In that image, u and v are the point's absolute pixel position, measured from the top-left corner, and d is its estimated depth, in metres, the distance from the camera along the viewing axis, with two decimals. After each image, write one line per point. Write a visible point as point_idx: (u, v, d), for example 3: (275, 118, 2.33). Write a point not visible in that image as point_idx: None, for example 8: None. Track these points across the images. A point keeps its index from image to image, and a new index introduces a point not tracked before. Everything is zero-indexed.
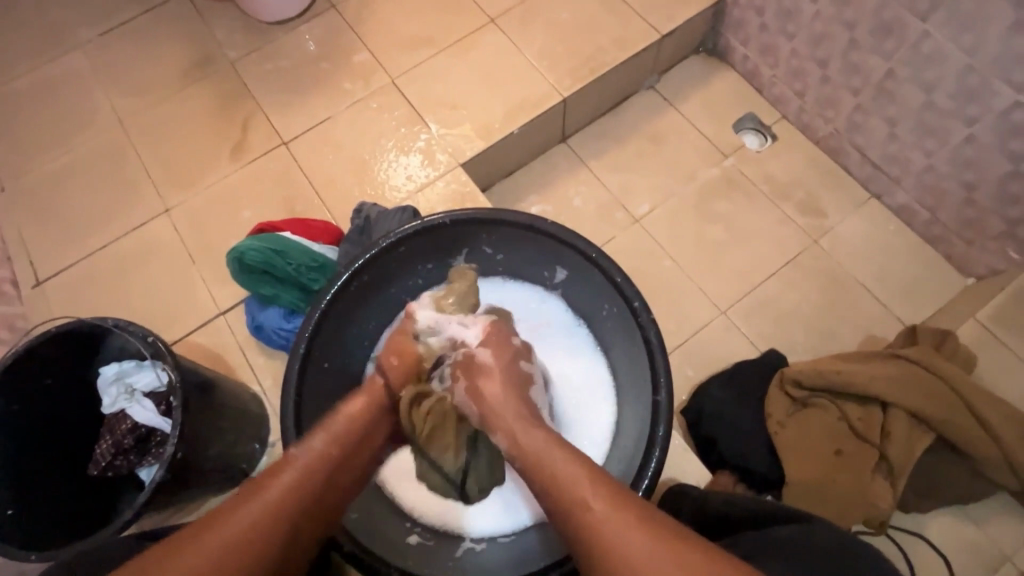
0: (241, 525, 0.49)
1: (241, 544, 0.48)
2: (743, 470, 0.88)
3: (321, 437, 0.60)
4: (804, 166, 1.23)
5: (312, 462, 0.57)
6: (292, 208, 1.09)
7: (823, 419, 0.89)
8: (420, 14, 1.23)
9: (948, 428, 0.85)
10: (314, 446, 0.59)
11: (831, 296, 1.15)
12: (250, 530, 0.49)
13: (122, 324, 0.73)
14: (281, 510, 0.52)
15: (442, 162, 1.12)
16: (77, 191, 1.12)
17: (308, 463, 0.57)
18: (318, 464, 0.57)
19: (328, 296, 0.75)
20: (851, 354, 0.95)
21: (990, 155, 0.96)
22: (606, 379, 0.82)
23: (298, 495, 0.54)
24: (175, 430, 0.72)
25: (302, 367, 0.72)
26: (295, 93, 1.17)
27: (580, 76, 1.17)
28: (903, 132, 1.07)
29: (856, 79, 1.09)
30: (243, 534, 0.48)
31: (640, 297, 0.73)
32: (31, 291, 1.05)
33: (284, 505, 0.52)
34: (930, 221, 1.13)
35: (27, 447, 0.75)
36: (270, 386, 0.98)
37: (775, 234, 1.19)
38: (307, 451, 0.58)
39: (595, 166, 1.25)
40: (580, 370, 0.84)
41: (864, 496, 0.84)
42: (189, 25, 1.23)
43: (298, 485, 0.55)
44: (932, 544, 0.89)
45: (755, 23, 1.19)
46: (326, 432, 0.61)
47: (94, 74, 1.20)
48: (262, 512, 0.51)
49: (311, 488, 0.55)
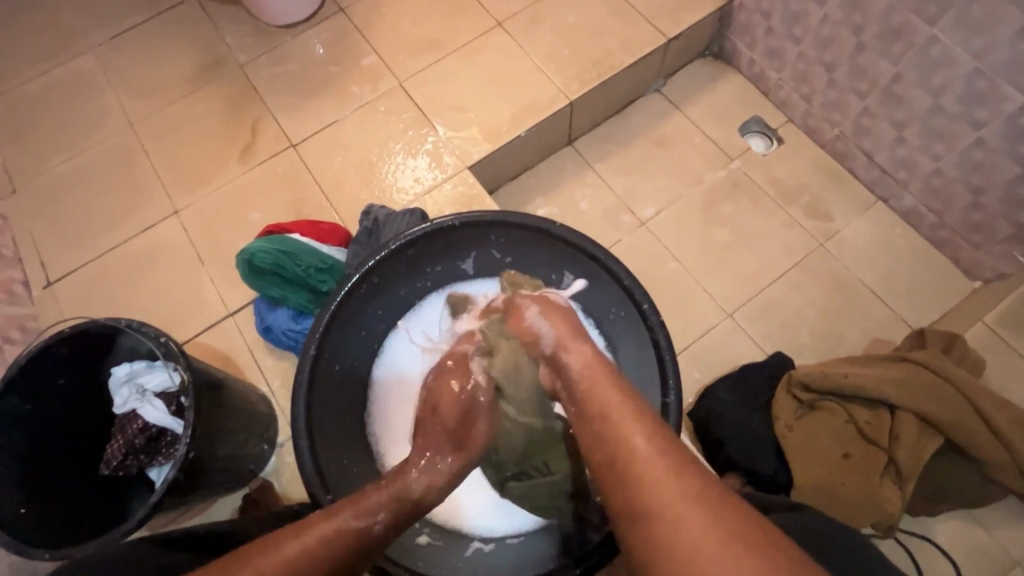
0: (315, 548, 0.49)
1: (311, 568, 0.48)
2: (751, 472, 0.88)
3: (413, 471, 0.59)
4: (810, 169, 1.24)
5: (395, 500, 0.56)
6: (300, 210, 1.10)
7: (831, 422, 0.89)
8: (427, 17, 1.23)
9: (956, 431, 0.85)
10: (404, 478, 0.58)
11: (837, 299, 1.15)
12: (320, 554, 0.49)
13: (135, 324, 0.73)
14: (352, 544, 0.51)
15: (450, 165, 1.12)
16: (87, 193, 1.12)
17: (390, 498, 0.56)
18: (399, 503, 0.56)
19: (339, 297, 0.75)
20: (858, 357, 0.95)
21: (998, 159, 0.96)
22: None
23: (368, 529, 0.53)
24: (187, 430, 0.72)
25: (313, 367, 0.72)
26: (304, 96, 1.18)
27: (587, 80, 1.18)
28: (910, 135, 1.07)
29: (863, 83, 1.09)
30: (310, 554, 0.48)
31: (650, 299, 0.74)
32: (41, 291, 1.06)
33: (355, 537, 0.52)
34: (936, 224, 1.13)
35: (39, 446, 0.75)
36: (278, 387, 0.99)
37: (781, 236, 1.19)
38: (397, 484, 0.57)
39: (601, 169, 1.25)
40: None
41: (873, 500, 0.84)
42: (199, 29, 1.24)
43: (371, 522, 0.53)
44: (940, 547, 0.89)
45: (761, 27, 1.20)
46: (417, 470, 0.60)
47: (104, 76, 1.21)
48: (334, 537, 0.50)
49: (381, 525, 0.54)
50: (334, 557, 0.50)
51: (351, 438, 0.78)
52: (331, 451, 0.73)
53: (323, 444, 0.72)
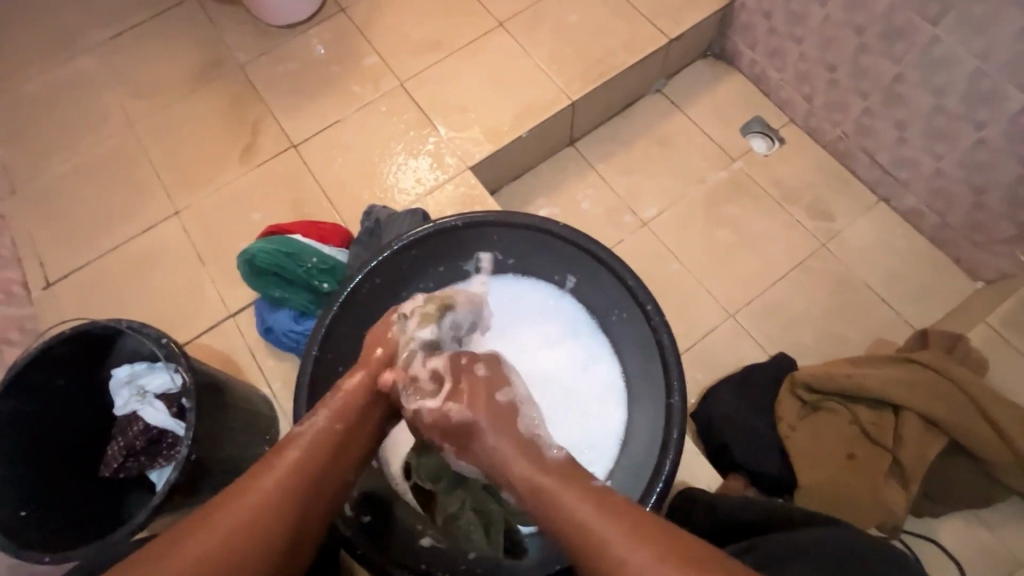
0: (247, 510, 0.50)
1: (244, 531, 0.49)
2: (756, 474, 0.88)
3: (322, 414, 0.60)
4: (812, 169, 1.23)
5: (312, 442, 0.57)
6: (301, 211, 1.10)
7: (834, 423, 0.89)
8: (428, 17, 1.23)
9: (961, 432, 0.84)
10: (316, 422, 0.58)
11: (840, 300, 1.15)
12: (255, 514, 0.50)
13: (135, 325, 0.73)
14: (286, 490, 0.53)
15: (451, 165, 1.12)
16: (86, 193, 1.12)
17: (305, 441, 0.57)
18: (320, 444, 0.57)
19: (341, 298, 0.75)
20: (861, 358, 0.95)
21: (1000, 159, 0.96)
22: (618, 384, 0.81)
23: (301, 471, 0.54)
24: (189, 432, 0.72)
25: (315, 367, 0.72)
26: (305, 96, 1.17)
27: (588, 80, 1.18)
28: (912, 136, 1.07)
29: (865, 83, 1.09)
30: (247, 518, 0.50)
31: (653, 299, 0.73)
32: (41, 293, 1.05)
33: (291, 484, 0.53)
34: (939, 224, 1.13)
35: (39, 448, 0.75)
36: (279, 389, 0.98)
37: (783, 237, 1.19)
38: (308, 429, 0.58)
39: (603, 169, 1.25)
40: (597, 376, 0.83)
41: (878, 501, 0.83)
42: (199, 28, 1.23)
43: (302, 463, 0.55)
44: (944, 548, 0.89)
45: (762, 27, 1.20)
46: (329, 410, 0.60)
47: (104, 76, 1.20)
48: (263, 494, 0.52)
49: (315, 464, 0.55)
50: (276, 510, 0.51)
51: None
52: None
53: None
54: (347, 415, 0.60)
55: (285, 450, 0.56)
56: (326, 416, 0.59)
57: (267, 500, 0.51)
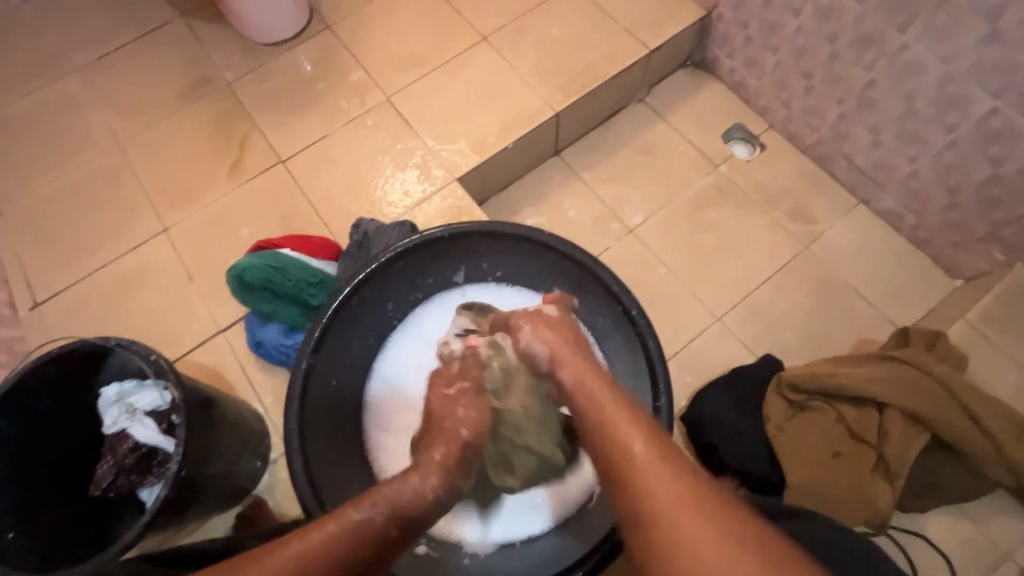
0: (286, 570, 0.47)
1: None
2: (745, 474, 0.89)
3: (383, 509, 0.55)
4: (793, 174, 1.26)
5: (361, 533, 0.52)
6: (290, 225, 1.10)
7: (820, 422, 0.91)
8: (413, 33, 1.25)
9: (943, 428, 0.86)
10: (377, 517, 0.54)
11: (824, 300, 1.17)
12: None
13: (124, 343, 0.73)
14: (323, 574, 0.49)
15: (438, 177, 1.13)
16: (74, 213, 1.12)
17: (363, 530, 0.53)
18: (363, 539, 0.52)
19: (330, 311, 0.76)
20: (844, 357, 0.96)
21: (972, 159, 0.99)
22: None
23: (334, 561, 0.50)
24: (179, 448, 0.72)
25: (305, 381, 0.73)
26: (293, 112, 1.19)
27: (571, 91, 1.20)
28: (886, 139, 1.10)
29: (839, 89, 1.12)
30: (278, 573, 0.47)
31: (638, 305, 0.75)
32: (28, 313, 1.05)
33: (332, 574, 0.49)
34: (917, 225, 1.16)
35: (30, 468, 0.75)
36: (270, 403, 0.98)
37: (766, 240, 1.21)
38: (369, 520, 0.54)
39: (588, 177, 1.27)
40: None
41: (863, 497, 0.85)
42: (186, 47, 1.24)
43: (340, 550, 0.51)
44: (933, 543, 0.90)
45: (739, 36, 1.23)
46: (388, 505, 0.56)
47: (90, 97, 1.21)
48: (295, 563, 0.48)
49: (348, 564, 0.51)
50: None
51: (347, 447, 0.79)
52: (325, 464, 0.74)
53: (316, 459, 0.72)
54: (400, 521, 0.56)
55: (331, 522, 0.52)
56: (385, 514, 0.55)
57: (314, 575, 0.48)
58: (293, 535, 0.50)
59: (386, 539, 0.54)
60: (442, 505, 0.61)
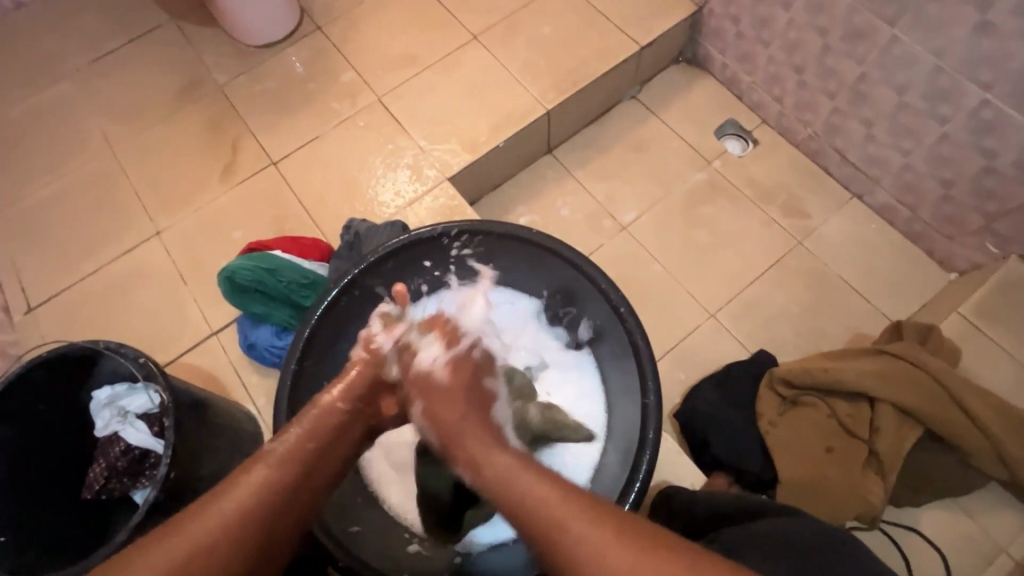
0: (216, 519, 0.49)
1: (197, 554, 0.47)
2: (738, 471, 0.89)
3: (298, 427, 0.59)
4: (786, 168, 1.26)
5: (278, 455, 0.55)
6: (282, 227, 1.11)
7: (812, 417, 0.90)
8: (404, 32, 1.25)
9: (935, 422, 0.86)
10: (289, 436, 0.57)
11: (818, 295, 1.16)
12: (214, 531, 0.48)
13: (114, 346, 0.74)
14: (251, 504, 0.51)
15: (430, 177, 1.13)
16: (68, 216, 1.12)
17: (280, 450, 0.56)
18: (290, 458, 0.55)
19: (318, 313, 0.76)
20: (836, 352, 0.96)
21: (965, 151, 0.99)
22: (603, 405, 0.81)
23: (268, 492, 0.52)
24: (168, 450, 0.72)
25: (294, 383, 0.73)
26: (285, 114, 1.19)
27: (563, 89, 1.20)
28: (879, 133, 1.10)
29: (831, 83, 1.11)
30: (212, 533, 0.48)
31: (626, 302, 0.75)
32: (23, 317, 1.06)
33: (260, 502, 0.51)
34: (911, 218, 1.15)
35: (22, 471, 0.75)
36: (264, 405, 0.99)
37: (760, 235, 1.21)
38: (282, 442, 0.57)
39: (581, 175, 1.27)
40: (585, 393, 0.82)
41: (857, 492, 0.84)
42: (178, 50, 1.25)
43: (268, 479, 0.53)
44: (926, 537, 0.90)
45: (731, 31, 1.23)
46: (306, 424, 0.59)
47: (83, 101, 1.21)
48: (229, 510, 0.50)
49: (291, 484, 0.54)
50: (251, 523, 0.50)
51: None
52: None
53: None
54: (325, 429, 0.60)
55: (254, 464, 0.54)
56: (299, 432, 0.58)
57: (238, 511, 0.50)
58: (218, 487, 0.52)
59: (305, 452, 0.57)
60: (370, 413, 0.65)
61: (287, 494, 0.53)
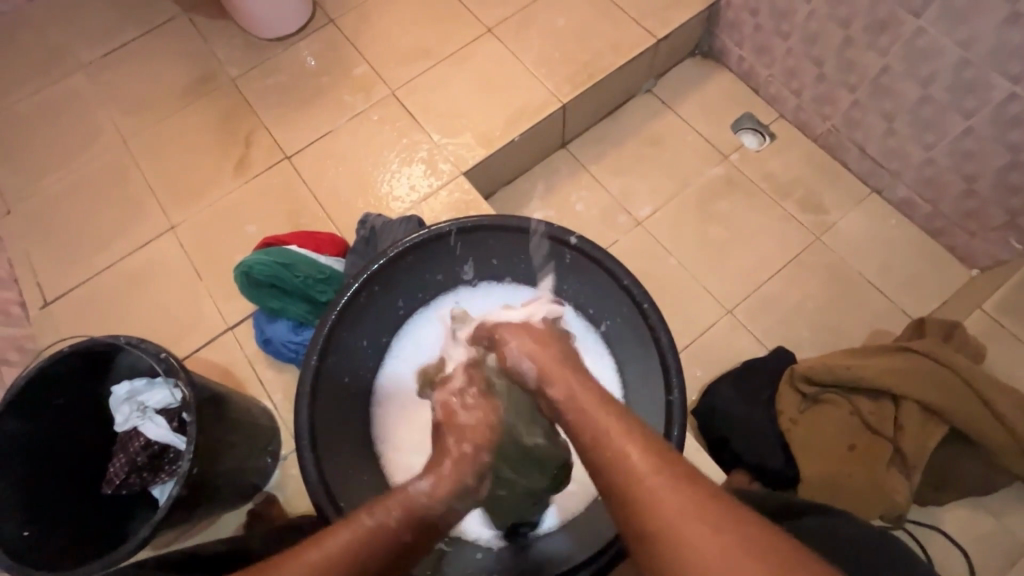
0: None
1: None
2: (759, 468, 0.88)
3: (397, 510, 0.58)
4: (803, 163, 1.24)
5: (373, 535, 0.54)
6: (296, 221, 1.10)
7: (835, 415, 0.89)
8: (416, 25, 1.24)
9: (961, 420, 0.85)
10: (387, 520, 0.56)
11: (835, 291, 1.15)
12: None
13: (134, 341, 0.73)
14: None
15: (445, 171, 1.12)
16: (81, 211, 1.12)
17: (378, 528, 0.55)
18: (380, 541, 0.54)
19: (338, 308, 0.75)
20: (858, 349, 0.95)
21: (989, 146, 0.97)
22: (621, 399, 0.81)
23: (354, 564, 0.51)
24: (190, 446, 0.72)
25: (315, 378, 0.72)
26: (297, 108, 1.18)
27: (578, 82, 1.18)
28: (901, 127, 1.08)
29: (852, 77, 1.10)
30: None
31: (649, 298, 0.73)
32: (38, 312, 1.05)
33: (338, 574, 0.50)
34: (932, 214, 1.14)
35: (44, 467, 0.75)
36: (280, 400, 0.98)
37: (778, 230, 1.19)
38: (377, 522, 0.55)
39: (595, 170, 1.25)
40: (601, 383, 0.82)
41: (881, 491, 0.84)
42: (190, 43, 1.24)
43: (356, 552, 0.52)
44: (950, 537, 0.89)
45: (749, 24, 1.21)
46: (403, 509, 0.58)
47: (96, 95, 1.21)
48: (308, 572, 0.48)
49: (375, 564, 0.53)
50: None
51: (356, 444, 0.79)
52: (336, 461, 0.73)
53: (327, 455, 0.71)
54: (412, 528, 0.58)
55: (347, 528, 0.53)
56: (399, 519, 0.57)
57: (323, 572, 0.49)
58: (311, 539, 0.52)
59: (396, 543, 0.56)
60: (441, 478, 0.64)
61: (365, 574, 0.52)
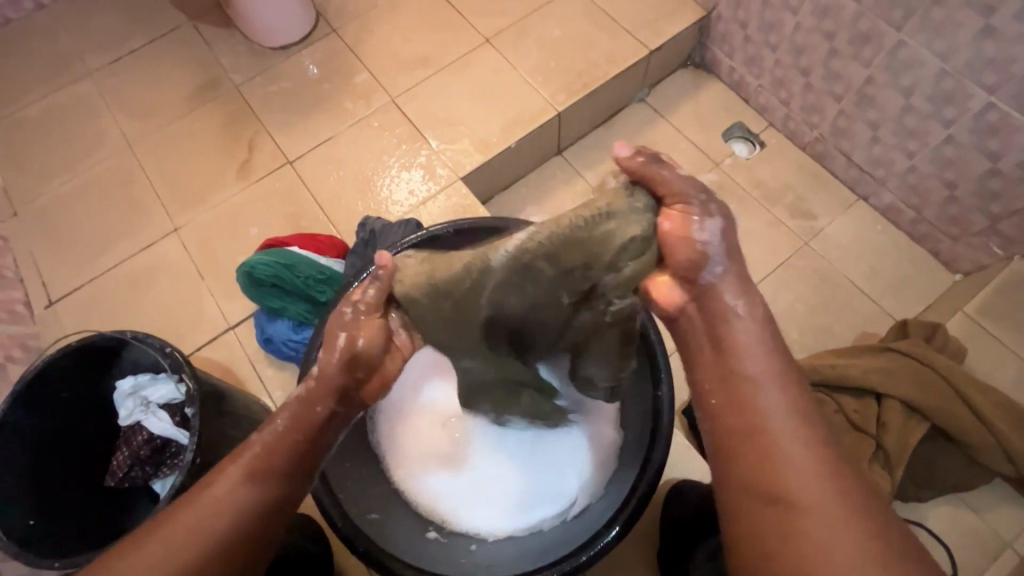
0: (195, 517, 0.53)
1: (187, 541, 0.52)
2: None
3: (283, 418, 0.61)
4: (792, 170, 1.28)
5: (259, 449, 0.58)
6: (298, 224, 1.13)
7: (820, 413, 0.92)
8: (416, 35, 1.28)
9: (939, 418, 0.88)
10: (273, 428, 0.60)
11: (823, 294, 1.18)
12: (204, 517, 0.53)
13: (140, 336, 0.76)
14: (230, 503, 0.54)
15: (442, 176, 1.15)
16: (86, 212, 1.15)
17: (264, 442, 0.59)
18: (270, 451, 0.58)
19: (336, 307, 0.78)
20: (844, 349, 0.98)
21: (969, 153, 1.00)
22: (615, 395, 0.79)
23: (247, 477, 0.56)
24: (193, 437, 0.74)
25: (313, 374, 0.75)
26: (300, 114, 1.21)
27: (573, 91, 1.22)
28: (884, 135, 1.12)
29: (838, 86, 1.13)
30: (193, 528, 0.53)
31: None
32: (43, 311, 1.08)
33: (233, 494, 0.55)
34: (916, 220, 1.17)
35: (47, 459, 0.77)
36: (280, 398, 1.00)
37: (767, 236, 1.22)
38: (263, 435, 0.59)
39: (590, 176, 1.29)
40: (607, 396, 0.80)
41: (866, 485, 0.85)
42: (196, 51, 1.27)
43: (245, 473, 0.56)
44: (933, 533, 0.91)
45: (739, 36, 1.25)
46: (285, 415, 0.61)
47: (104, 100, 1.24)
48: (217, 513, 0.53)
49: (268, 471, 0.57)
50: (224, 518, 0.54)
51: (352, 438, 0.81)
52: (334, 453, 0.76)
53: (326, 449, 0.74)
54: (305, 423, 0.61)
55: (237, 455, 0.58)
56: (284, 425, 0.60)
57: (218, 502, 0.54)
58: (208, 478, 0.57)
59: (289, 446, 0.59)
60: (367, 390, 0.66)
61: (264, 486, 0.56)
